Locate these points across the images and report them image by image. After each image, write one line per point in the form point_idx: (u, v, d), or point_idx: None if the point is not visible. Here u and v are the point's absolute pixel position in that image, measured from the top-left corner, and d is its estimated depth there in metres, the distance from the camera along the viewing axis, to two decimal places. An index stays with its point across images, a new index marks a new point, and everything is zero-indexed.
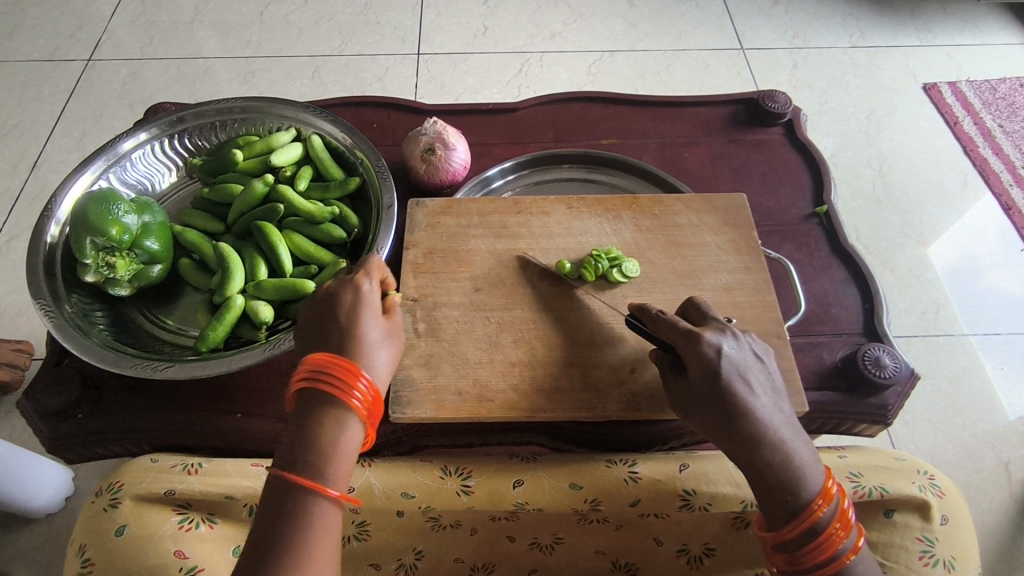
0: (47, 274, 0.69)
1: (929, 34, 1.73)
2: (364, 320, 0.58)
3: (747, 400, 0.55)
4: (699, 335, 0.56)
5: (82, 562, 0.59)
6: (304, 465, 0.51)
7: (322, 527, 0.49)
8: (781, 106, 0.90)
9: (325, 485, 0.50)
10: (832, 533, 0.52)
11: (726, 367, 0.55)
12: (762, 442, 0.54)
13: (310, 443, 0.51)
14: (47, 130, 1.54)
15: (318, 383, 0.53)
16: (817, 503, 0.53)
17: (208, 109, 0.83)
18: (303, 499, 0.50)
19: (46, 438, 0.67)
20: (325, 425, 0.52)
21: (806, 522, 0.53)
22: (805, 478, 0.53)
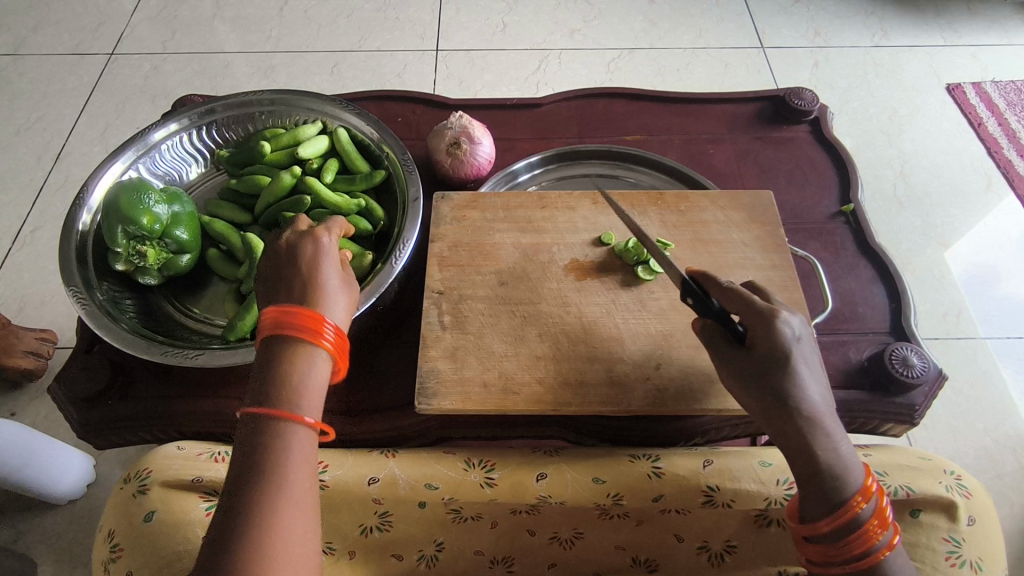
0: (79, 262, 0.70)
1: (953, 34, 1.71)
2: (319, 268, 0.57)
3: (808, 384, 0.53)
4: (775, 312, 0.55)
5: (111, 548, 0.60)
6: (274, 400, 0.49)
7: (297, 454, 0.47)
8: (808, 103, 0.89)
9: (299, 414, 0.48)
10: (870, 529, 0.51)
11: (796, 347, 0.54)
12: (818, 426, 0.52)
13: (277, 379, 0.50)
14: (71, 122, 1.57)
15: (287, 316, 0.52)
16: (857, 499, 0.51)
17: (236, 101, 0.84)
18: (282, 425, 0.48)
19: (76, 423, 0.68)
20: (288, 364, 0.50)
21: (845, 516, 0.51)
22: (848, 471, 0.52)
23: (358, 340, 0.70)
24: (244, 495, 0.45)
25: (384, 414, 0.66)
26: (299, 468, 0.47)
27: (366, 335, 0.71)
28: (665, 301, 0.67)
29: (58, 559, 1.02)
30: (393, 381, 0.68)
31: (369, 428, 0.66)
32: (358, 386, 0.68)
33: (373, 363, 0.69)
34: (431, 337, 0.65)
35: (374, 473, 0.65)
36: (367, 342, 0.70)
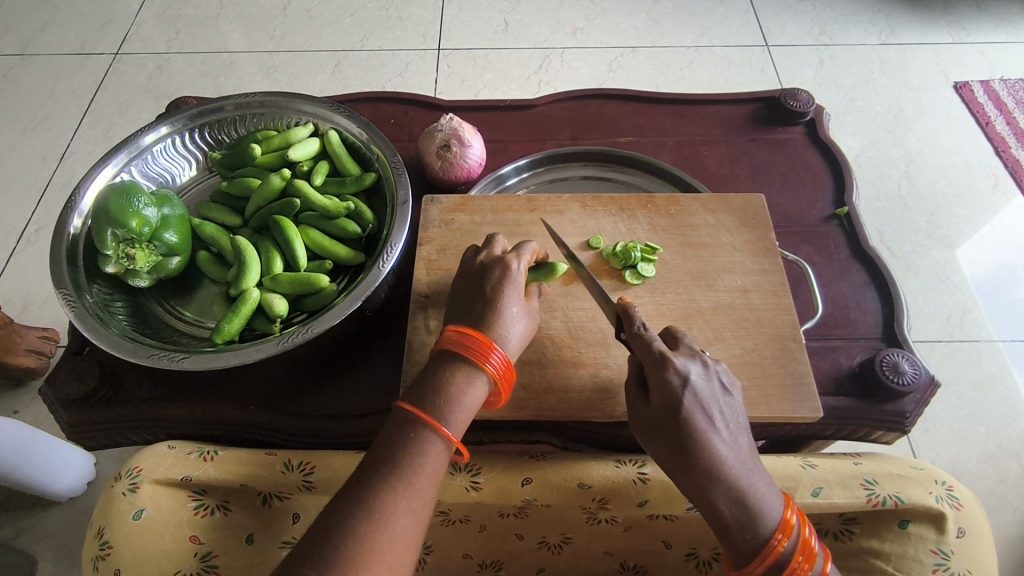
0: (69, 265, 0.71)
1: (962, 31, 1.69)
2: (513, 293, 0.58)
3: (707, 433, 0.53)
4: (666, 360, 0.55)
5: (102, 544, 0.60)
6: (425, 405, 0.52)
7: (428, 466, 0.50)
8: (804, 105, 0.88)
9: (441, 425, 0.51)
10: (795, 568, 0.51)
11: (689, 397, 0.53)
12: (718, 476, 0.52)
13: (434, 389, 0.53)
14: (75, 122, 1.58)
15: (464, 343, 0.54)
16: (776, 538, 0.51)
17: (228, 104, 0.84)
18: (426, 440, 0.51)
19: (66, 424, 0.68)
20: (461, 376, 0.53)
21: (766, 557, 0.51)
22: (761, 512, 0.52)
23: (345, 343, 0.70)
24: (372, 483, 0.48)
25: (369, 417, 0.66)
26: (422, 478, 0.49)
27: (354, 336, 0.71)
28: (652, 306, 0.67)
29: (57, 557, 1.03)
30: (379, 383, 0.68)
31: (353, 432, 0.66)
32: (346, 387, 0.68)
33: (360, 365, 0.69)
34: (417, 341, 0.65)
35: None
36: (354, 345, 0.70)
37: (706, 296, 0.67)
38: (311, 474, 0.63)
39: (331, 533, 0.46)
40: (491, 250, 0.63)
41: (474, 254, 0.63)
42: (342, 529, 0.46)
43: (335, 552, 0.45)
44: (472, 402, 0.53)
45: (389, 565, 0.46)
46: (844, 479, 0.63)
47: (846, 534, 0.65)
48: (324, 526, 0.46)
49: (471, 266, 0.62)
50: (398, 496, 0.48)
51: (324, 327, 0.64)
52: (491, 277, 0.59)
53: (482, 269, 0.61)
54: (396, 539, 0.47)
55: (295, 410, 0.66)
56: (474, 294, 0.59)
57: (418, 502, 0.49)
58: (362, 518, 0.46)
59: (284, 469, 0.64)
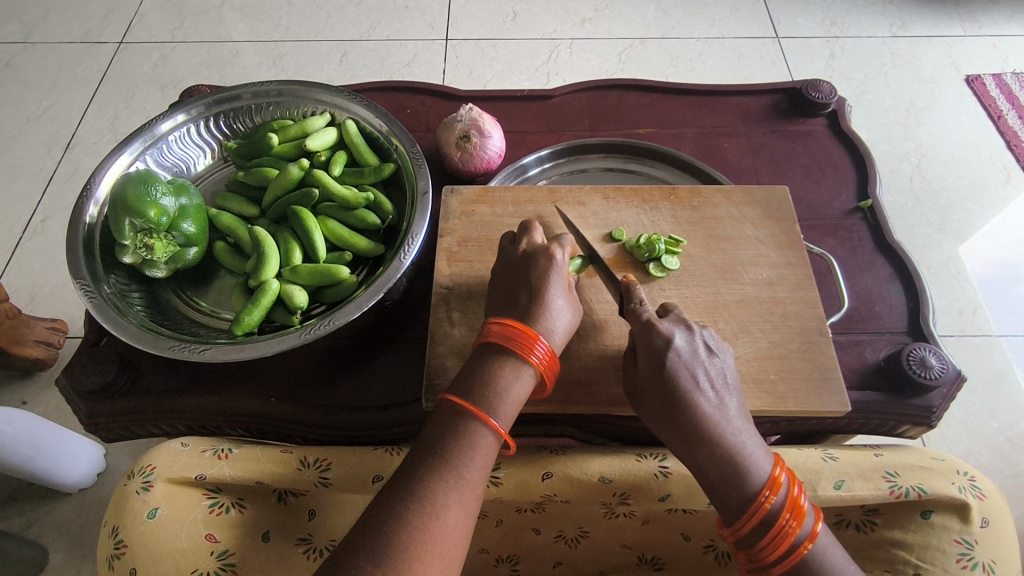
0: (86, 255, 0.70)
1: (974, 23, 1.67)
2: (558, 284, 0.59)
3: (691, 392, 0.54)
4: (651, 323, 0.56)
5: (116, 543, 0.59)
6: (473, 397, 0.53)
7: (477, 459, 0.51)
8: (825, 96, 0.87)
9: (491, 418, 0.52)
10: (784, 525, 0.51)
11: (671, 356, 0.55)
12: (702, 434, 0.53)
13: (482, 381, 0.54)
14: (81, 111, 1.56)
15: (510, 334, 0.55)
16: (763, 495, 0.52)
17: (244, 92, 0.83)
18: (475, 432, 0.52)
19: (84, 416, 0.67)
20: (508, 368, 0.54)
21: (754, 515, 0.52)
22: (747, 468, 0.52)
23: (365, 335, 0.69)
24: (419, 475, 0.50)
25: (391, 410, 0.65)
26: (472, 471, 0.50)
27: (375, 330, 0.70)
28: (677, 299, 0.66)
29: (68, 549, 1.02)
30: (400, 376, 0.67)
31: (375, 425, 0.65)
32: (367, 379, 0.67)
33: (380, 358, 0.68)
34: (440, 333, 0.65)
35: (378, 471, 0.62)
36: (374, 337, 0.69)
37: (731, 289, 0.67)
38: (327, 470, 0.63)
39: (382, 526, 0.47)
40: (532, 239, 0.63)
41: (515, 243, 0.64)
42: (391, 522, 0.48)
43: (386, 542, 0.47)
44: (519, 394, 0.54)
45: (443, 558, 0.47)
46: (865, 472, 0.62)
47: (868, 526, 0.65)
48: (375, 521, 0.48)
49: (511, 255, 0.63)
50: (449, 489, 0.49)
51: (345, 319, 0.63)
52: (535, 267, 0.60)
53: (524, 260, 0.61)
54: (447, 531, 0.48)
55: (315, 403, 0.66)
56: (517, 284, 0.60)
57: (467, 493, 0.50)
58: (409, 511, 0.48)
59: (300, 466, 0.63)
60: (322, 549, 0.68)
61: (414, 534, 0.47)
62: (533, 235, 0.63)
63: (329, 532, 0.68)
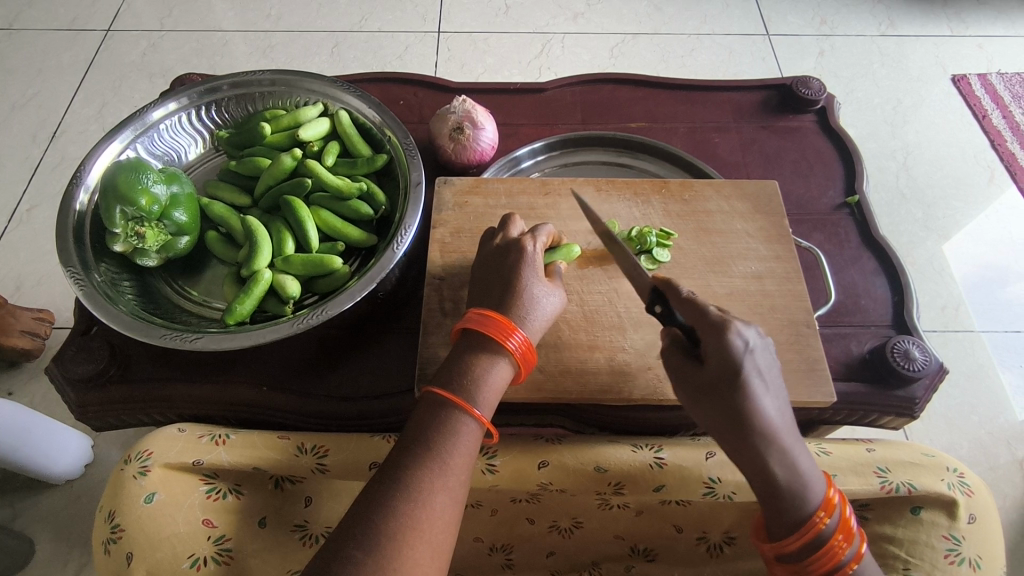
0: (77, 242, 0.69)
1: (960, 24, 1.69)
2: (532, 274, 0.59)
3: (760, 401, 0.51)
4: (727, 323, 0.52)
5: (112, 528, 0.59)
6: (454, 388, 0.54)
7: (463, 448, 0.52)
8: (815, 92, 0.88)
9: (472, 407, 0.53)
10: (835, 545, 0.51)
11: (749, 361, 0.51)
12: (771, 443, 0.51)
13: (461, 372, 0.54)
14: (68, 99, 1.54)
15: (483, 326, 0.56)
16: (819, 515, 0.51)
17: (237, 81, 0.83)
18: (458, 422, 0.52)
19: (75, 404, 0.67)
20: (485, 360, 0.55)
21: (808, 533, 0.51)
22: (806, 488, 0.52)
23: (357, 325, 0.70)
24: (409, 464, 0.50)
25: (383, 399, 0.65)
26: (456, 459, 0.51)
27: (368, 319, 0.70)
28: None
29: (55, 540, 1.02)
30: (393, 366, 0.67)
31: (367, 414, 0.65)
32: (360, 368, 0.67)
33: (373, 348, 0.69)
34: (433, 324, 0.65)
35: (375, 458, 0.63)
36: (366, 327, 0.70)
37: (721, 282, 0.68)
38: (325, 456, 0.63)
39: (372, 513, 0.48)
40: (509, 231, 0.64)
41: (492, 236, 0.64)
42: (381, 511, 0.48)
43: (376, 529, 0.47)
44: (497, 383, 0.55)
45: (433, 544, 0.48)
46: (858, 467, 0.63)
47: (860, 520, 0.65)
48: (365, 509, 0.48)
49: (489, 249, 0.64)
50: (436, 478, 0.50)
51: (338, 309, 0.63)
52: (510, 258, 0.60)
53: (500, 253, 0.62)
54: (435, 518, 0.49)
55: (308, 392, 0.66)
56: (492, 276, 0.60)
57: (453, 481, 0.50)
58: (399, 500, 0.48)
59: (297, 452, 0.63)
60: (319, 535, 0.68)
61: (405, 522, 0.48)
62: (511, 227, 0.64)
63: (325, 520, 0.68)
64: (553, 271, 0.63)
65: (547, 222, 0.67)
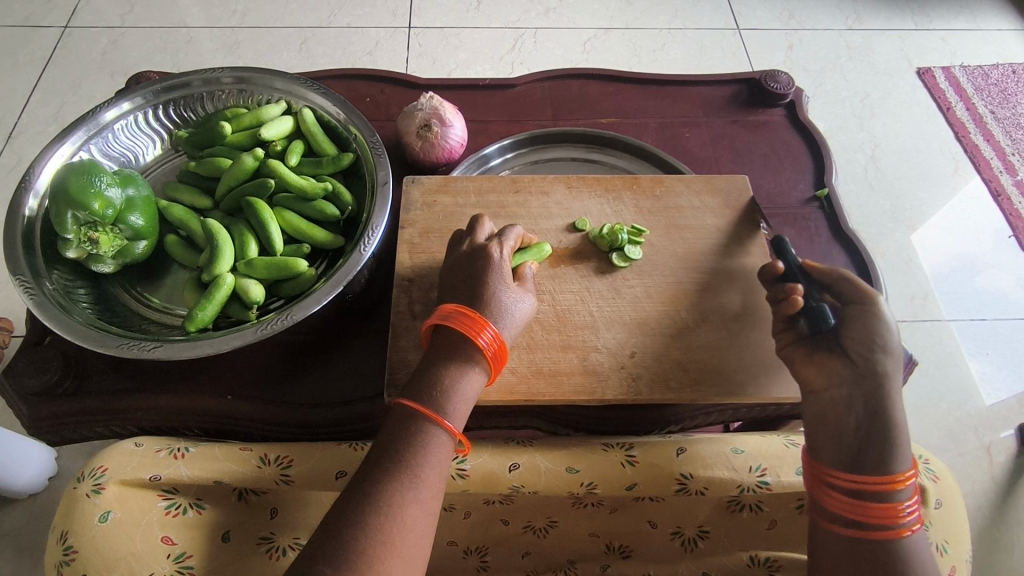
0: (26, 250, 0.66)
1: (924, 17, 1.72)
2: (500, 280, 0.58)
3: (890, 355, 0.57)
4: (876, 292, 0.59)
5: (65, 549, 0.55)
6: (423, 398, 0.53)
7: (433, 458, 0.50)
8: (783, 86, 0.89)
9: (442, 417, 0.52)
10: (901, 509, 0.53)
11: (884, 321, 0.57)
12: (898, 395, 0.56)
13: (430, 381, 0.53)
14: (23, 99, 1.49)
15: (455, 334, 0.55)
16: (907, 472, 0.54)
17: (195, 79, 0.80)
18: (428, 432, 0.51)
19: (26, 419, 0.64)
20: (454, 369, 0.54)
21: (884, 481, 0.53)
22: (903, 445, 0.54)
23: (325, 331, 0.68)
24: (379, 476, 0.49)
25: (352, 405, 0.64)
26: (428, 471, 0.50)
27: (336, 324, 0.68)
28: (640, 288, 0.66)
29: (18, 557, 0.98)
30: (362, 371, 0.66)
31: (336, 420, 0.64)
32: (328, 374, 0.65)
33: (341, 352, 0.67)
34: (402, 327, 0.63)
35: (341, 467, 0.61)
36: (334, 332, 0.68)
37: (693, 279, 0.67)
38: (289, 467, 0.61)
39: (341, 529, 0.47)
40: (476, 235, 0.63)
41: (459, 241, 0.63)
42: (349, 526, 0.47)
43: (345, 545, 0.46)
44: (468, 392, 0.54)
45: (405, 557, 0.47)
46: None
47: None
48: (334, 525, 0.47)
49: (456, 254, 0.62)
50: (406, 489, 0.49)
51: (304, 314, 0.61)
52: (477, 265, 0.59)
53: (467, 258, 0.61)
54: (407, 532, 0.48)
55: (274, 400, 0.64)
56: (459, 281, 0.59)
57: (425, 491, 0.49)
58: (367, 512, 0.47)
59: (261, 463, 0.61)
60: (287, 547, 0.66)
61: (375, 536, 0.46)
62: (478, 230, 0.63)
63: (292, 530, 0.67)
64: (522, 274, 0.61)
65: (514, 224, 0.65)
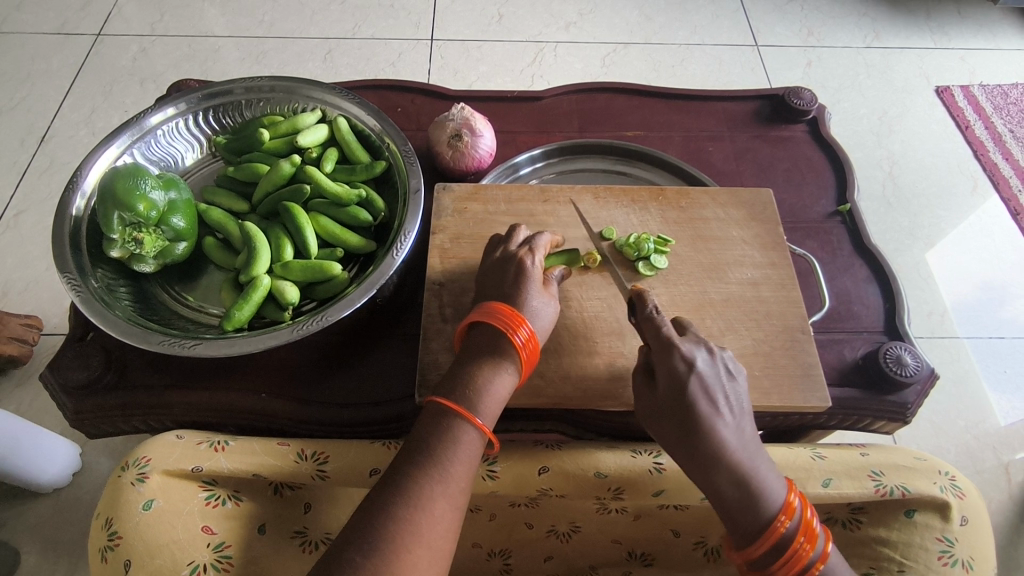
0: (73, 248, 0.69)
1: (943, 36, 1.73)
2: (531, 286, 0.60)
3: (712, 417, 0.55)
4: (672, 344, 0.56)
5: (110, 536, 0.57)
6: (456, 396, 0.54)
7: (463, 453, 0.52)
8: (806, 103, 0.90)
9: (474, 415, 0.53)
10: (798, 548, 0.53)
11: (694, 382, 0.55)
12: (692, 446, 0.54)
13: (464, 381, 0.55)
14: (57, 104, 1.53)
15: (488, 333, 0.56)
16: (779, 520, 0.53)
17: (235, 87, 0.83)
18: (460, 429, 0.53)
19: (70, 411, 0.66)
20: (488, 369, 0.55)
21: (771, 537, 0.53)
22: (733, 501, 0.54)
23: (357, 332, 0.70)
24: (408, 470, 0.50)
25: (384, 405, 0.65)
26: (457, 467, 0.51)
27: (366, 326, 0.70)
28: (665, 298, 0.68)
29: (43, 549, 1.00)
30: (391, 373, 0.67)
31: (367, 420, 0.65)
32: (358, 376, 0.67)
33: (370, 355, 0.68)
34: (433, 329, 0.65)
35: (374, 465, 0.62)
36: (365, 334, 0.70)
37: (717, 289, 0.69)
38: (325, 463, 0.62)
39: (373, 518, 0.48)
40: (510, 242, 0.64)
41: (494, 249, 0.65)
42: (382, 515, 0.48)
43: (376, 534, 0.47)
44: (500, 392, 0.55)
45: (431, 549, 0.48)
46: (852, 470, 0.63)
47: (854, 523, 0.65)
48: (367, 513, 0.49)
49: (490, 260, 0.64)
50: (435, 483, 0.50)
51: (338, 316, 0.63)
52: (509, 272, 0.61)
53: (498, 264, 0.62)
54: (435, 523, 0.49)
55: (307, 398, 0.66)
56: (493, 287, 0.61)
57: (454, 487, 0.51)
58: (398, 504, 0.49)
59: (298, 458, 0.62)
60: (318, 542, 0.68)
61: (404, 526, 0.48)
62: (513, 237, 0.65)
63: (325, 525, 0.68)
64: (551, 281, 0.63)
65: (545, 231, 0.67)
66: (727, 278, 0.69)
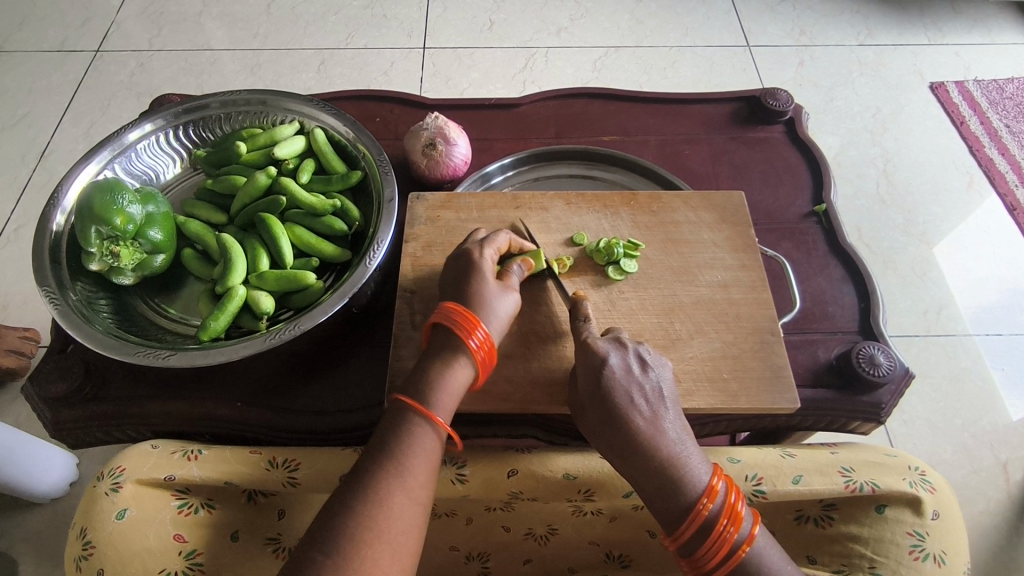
0: (53, 263, 0.70)
1: (938, 32, 1.72)
2: (481, 280, 0.61)
3: (626, 409, 0.57)
4: (588, 343, 0.60)
5: (84, 544, 0.58)
6: (411, 394, 0.55)
7: (418, 448, 0.53)
8: (783, 104, 0.90)
9: (427, 409, 0.54)
10: (722, 530, 0.53)
11: (607, 375, 0.58)
12: (611, 438, 0.57)
13: (419, 379, 0.56)
14: (55, 120, 1.56)
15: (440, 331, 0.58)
16: (700, 503, 0.54)
17: (214, 101, 0.84)
18: (415, 425, 0.54)
19: (50, 423, 0.68)
20: (440, 366, 0.56)
21: (693, 522, 0.54)
22: (653, 487, 0.55)
23: (333, 339, 0.70)
24: (366, 468, 0.51)
25: (357, 412, 0.66)
26: (415, 463, 0.52)
27: (341, 334, 0.71)
28: (635, 301, 0.68)
29: (39, 559, 1.02)
30: (364, 380, 0.68)
31: (340, 426, 0.66)
32: (332, 385, 0.68)
33: (345, 362, 0.69)
34: (403, 336, 0.66)
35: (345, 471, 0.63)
36: (341, 341, 0.70)
37: (687, 292, 0.69)
38: (296, 470, 0.63)
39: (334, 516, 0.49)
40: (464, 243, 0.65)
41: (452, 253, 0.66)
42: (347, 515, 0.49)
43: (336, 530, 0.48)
44: (454, 385, 0.56)
45: (391, 547, 0.48)
46: (821, 466, 0.63)
47: (826, 521, 0.65)
48: (332, 515, 0.49)
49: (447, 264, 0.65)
50: (393, 480, 0.51)
51: (310, 324, 0.64)
52: (460, 271, 0.62)
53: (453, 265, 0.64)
54: (395, 520, 0.49)
55: (283, 407, 0.67)
56: (448, 289, 0.62)
57: (413, 484, 0.51)
58: (363, 503, 0.49)
59: (269, 466, 0.63)
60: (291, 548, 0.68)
61: (366, 523, 0.48)
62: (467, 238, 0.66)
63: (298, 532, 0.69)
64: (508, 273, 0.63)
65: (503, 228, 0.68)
66: (698, 281, 0.70)
